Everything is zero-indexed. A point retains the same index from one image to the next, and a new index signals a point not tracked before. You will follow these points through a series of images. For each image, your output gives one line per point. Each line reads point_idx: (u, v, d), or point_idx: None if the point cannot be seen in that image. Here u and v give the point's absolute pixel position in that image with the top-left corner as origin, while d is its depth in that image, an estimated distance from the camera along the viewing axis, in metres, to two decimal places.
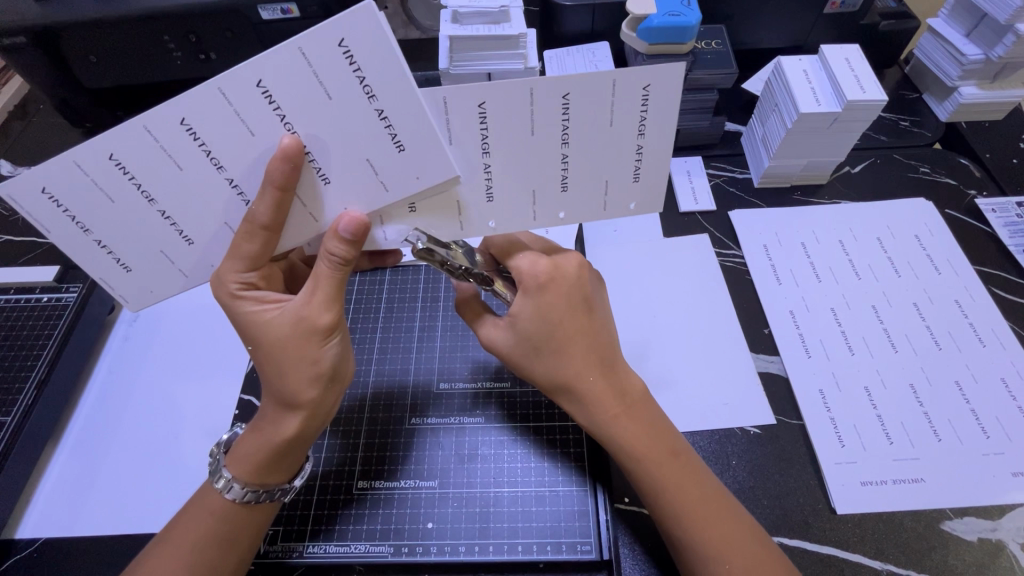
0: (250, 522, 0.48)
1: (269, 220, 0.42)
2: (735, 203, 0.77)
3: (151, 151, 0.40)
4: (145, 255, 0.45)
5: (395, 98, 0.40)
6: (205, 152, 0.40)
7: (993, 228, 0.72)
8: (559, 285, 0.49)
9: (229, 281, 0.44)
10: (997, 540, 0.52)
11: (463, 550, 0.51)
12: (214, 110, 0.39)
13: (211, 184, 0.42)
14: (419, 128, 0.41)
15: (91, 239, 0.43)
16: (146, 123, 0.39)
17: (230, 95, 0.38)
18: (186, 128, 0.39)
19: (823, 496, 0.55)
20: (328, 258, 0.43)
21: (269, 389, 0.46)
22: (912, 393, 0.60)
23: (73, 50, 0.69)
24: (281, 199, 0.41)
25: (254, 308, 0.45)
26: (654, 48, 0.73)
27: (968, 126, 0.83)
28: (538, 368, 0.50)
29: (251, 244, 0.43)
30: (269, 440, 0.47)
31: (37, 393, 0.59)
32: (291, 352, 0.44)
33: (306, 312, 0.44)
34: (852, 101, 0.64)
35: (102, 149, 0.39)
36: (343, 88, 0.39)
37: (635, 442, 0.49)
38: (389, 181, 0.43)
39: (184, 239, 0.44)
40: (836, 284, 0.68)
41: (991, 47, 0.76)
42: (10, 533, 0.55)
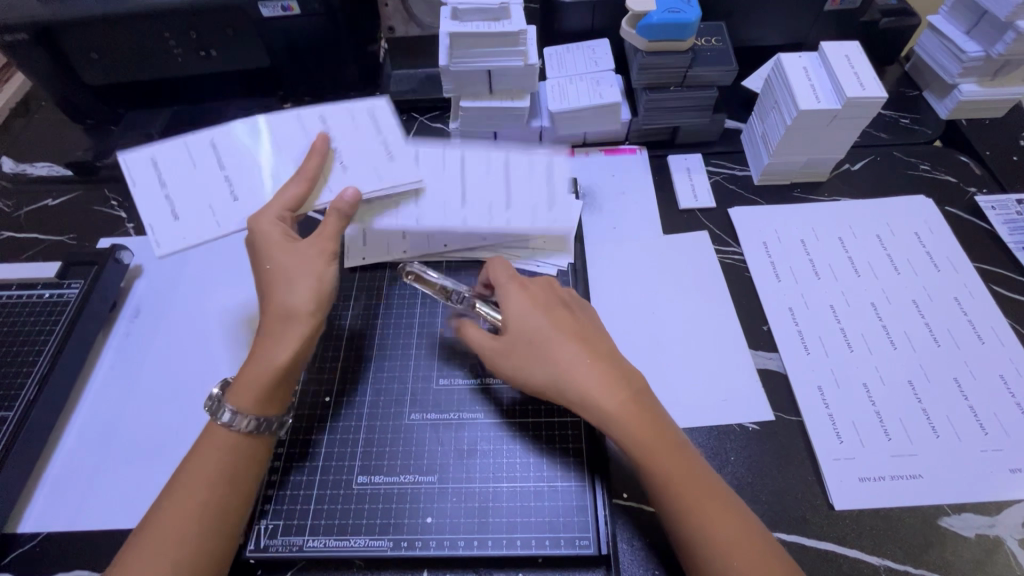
0: (249, 456, 0.49)
1: (298, 198, 0.54)
2: (735, 200, 0.77)
3: (228, 138, 0.58)
4: (193, 209, 0.55)
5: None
6: (266, 143, 0.57)
7: (993, 226, 0.72)
8: (540, 284, 0.57)
9: (273, 212, 0.53)
10: (994, 536, 0.52)
11: (462, 544, 0.51)
12: (290, 115, 0.59)
13: (265, 158, 0.56)
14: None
15: (162, 195, 0.56)
16: (251, 123, 0.59)
17: (304, 117, 0.59)
18: (260, 126, 0.57)
19: (821, 492, 0.55)
20: (336, 208, 0.54)
21: (270, 305, 0.52)
22: (911, 390, 0.60)
23: (74, 46, 0.69)
24: (308, 180, 0.55)
25: (276, 233, 0.53)
26: (655, 45, 0.72)
27: (968, 123, 0.83)
28: (530, 359, 0.53)
29: (292, 189, 0.54)
30: (269, 366, 0.50)
31: (39, 388, 0.60)
32: (303, 266, 0.53)
33: (321, 241, 0.54)
34: (852, 98, 0.64)
35: (205, 136, 0.57)
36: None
37: (634, 424, 0.49)
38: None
39: (232, 197, 0.56)
40: (836, 281, 0.68)
41: (992, 44, 0.75)
42: (12, 527, 0.56)
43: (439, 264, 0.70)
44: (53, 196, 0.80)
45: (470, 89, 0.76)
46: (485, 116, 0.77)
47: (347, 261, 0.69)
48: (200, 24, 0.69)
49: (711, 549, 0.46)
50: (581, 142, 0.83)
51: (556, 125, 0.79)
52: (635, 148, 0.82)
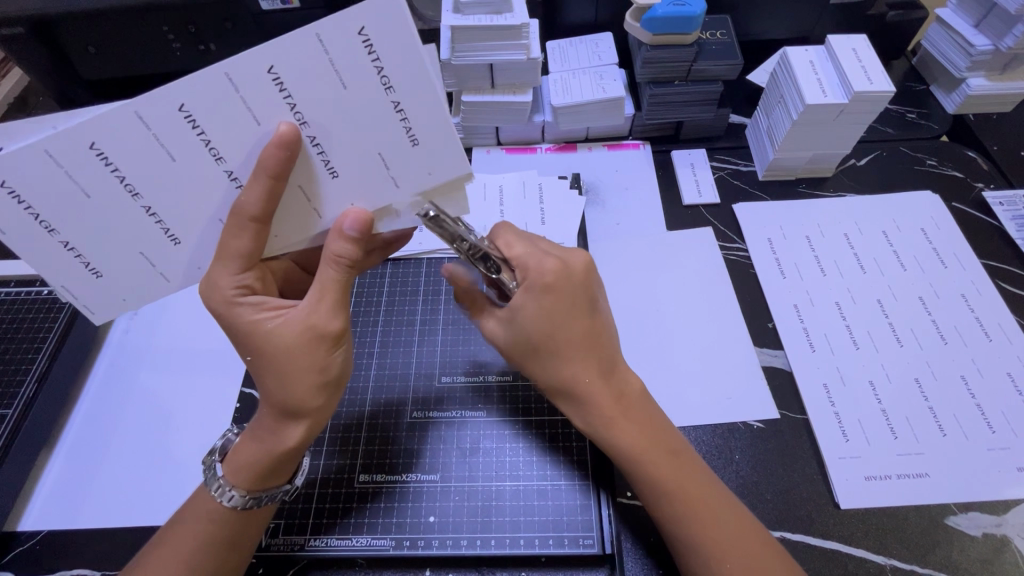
0: (251, 523, 0.48)
1: (258, 212, 0.40)
2: (740, 196, 0.76)
3: (141, 139, 0.37)
4: (119, 257, 0.42)
5: (414, 89, 0.38)
6: (205, 143, 0.38)
7: (1000, 222, 0.72)
8: (572, 282, 0.49)
9: (225, 286, 0.43)
10: (1002, 535, 0.52)
11: (465, 543, 0.51)
12: (222, 95, 0.37)
13: (205, 174, 0.40)
14: (436, 122, 0.40)
15: (55, 240, 0.40)
16: (138, 108, 0.36)
17: (240, 83, 0.37)
18: (185, 114, 0.37)
19: (826, 491, 0.55)
20: (334, 260, 0.43)
21: (266, 398, 0.45)
22: (917, 387, 0.59)
23: (71, 40, 0.68)
24: (273, 190, 0.40)
25: (253, 316, 0.44)
26: (658, 39, 0.71)
27: (975, 118, 0.82)
28: (538, 368, 0.50)
29: (243, 243, 0.42)
30: (278, 447, 0.46)
31: (38, 386, 0.59)
32: (296, 360, 0.43)
33: (312, 319, 0.43)
34: (859, 92, 0.63)
35: (83, 137, 0.36)
36: (363, 76, 0.37)
37: (638, 443, 0.49)
38: (400, 177, 0.42)
39: (169, 239, 0.42)
40: (841, 278, 0.67)
41: (1000, 38, 0.74)
42: (12, 526, 0.55)
43: (441, 261, 0.69)
44: None
45: (472, 83, 0.75)
46: (487, 111, 0.76)
47: None
48: (199, 17, 0.68)
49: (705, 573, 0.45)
50: (583, 137, 0.82)
51: (558, 120, 0.78)
52: (639, 143, 0.81)
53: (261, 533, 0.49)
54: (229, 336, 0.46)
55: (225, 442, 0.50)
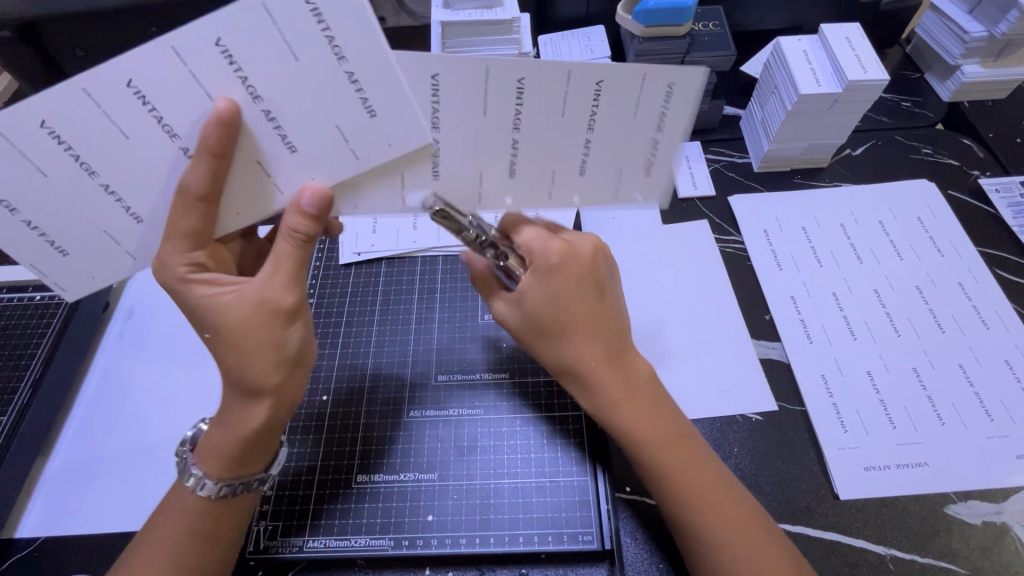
0: (226, 517, 0.47)
1: (202, 189, 0.40)
2: (735, 188, 0.75)
3: (88, 116, 0.37)
4: (78, 236, 0.42)
5: (367, 59, 0.37)
6: (156, 118, 0.38)
7: (996, 209, 0.71)
8: (572, 268, 0.49)
9: (174, 263, 0.43)
10: (1001, 523, 0.52)
11: (464, 542, 0.50)
12: (165, 66, 0.36)
13: (159, 149, 0.39)
14: (396, 97, 0.39)
15: (20, 219, 0.40)
16: (83, 85, 0.36)
17: (183, 53, 0.36)
18: (133, 89, 0.36)
19: (826, 482, 0.54)
20: (292, 233, 0.43)
21: (227, 377, 0.45)
22: (915, 376, 0.59)
23: (59, 43, 0.68)
24: (216, 167, 0.39)
25: (206, 292, 0.44)
26: (650, 31, 0.71)
27: (970, 106, 0.81)
28: (544, 351, 0.50)
29: (190, 218, 0.41)
30: (233, 429, 0.46)
31: (32, 392, 0.59)
32: (251, 335, 0.44)
33: (266, 293, 0.44)
34: (853, 81, 0.63)
35: (33, 116, 0.36)
36: (312, 46, 0.36)
37: (636, 423, 0.48)
38: (359, 151, 0.41)
39: (132, 217, 0.42)
40: (838, 268, 0.67)
41: (994, 24, 0.74)
42: (9, 532, 0.55)
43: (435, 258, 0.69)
44: None
45: None
46: None
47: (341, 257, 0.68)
48: (187, 18, 0.67)
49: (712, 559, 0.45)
50: None
51: None
52: None
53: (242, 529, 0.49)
54: (189, 317, 0.46)
55: (195, 433, 0.50)
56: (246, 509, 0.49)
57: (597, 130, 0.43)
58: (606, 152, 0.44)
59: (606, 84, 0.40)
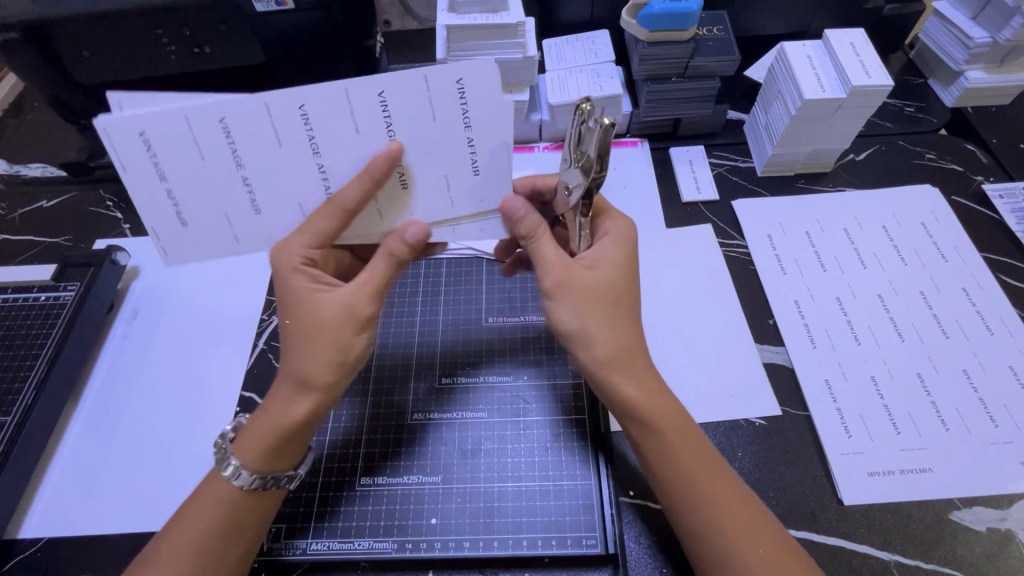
0: (257, 507, 0.47)
1: (353, 206, 0.45)
2: (739, 192, 0.75)
3: (258, 124, 0.41)
4: (206, 215, 0.44)
5: (486, 127, 0.44)
6: (309, 138, 0.43)
7: (1000, 215, 0.71)
8: (619, 234, 0.53)
9: (296, 254, 0.47)
10: (1006, 529, 0.52)
11: (467, 545, 0.50)
12: (333, 104, 0.41)
13: (301, 161, 0.44)
14: (499, 160, 0.46)
15: (162, 188, 0.43)
16: (268, 100, 0.40)
17: (351, 101, 0.41)
18: (302, 112, 0.41)
19: (830, 488, 0.54)
20: (389, 255, 0.47)
21: (290, 367, 0.47)
22: (920, 382, 0.59)
23: (67, 45, 0.68)
24: (370, 189, 0.44)
25: (307, 285, 0.47)
26: (655, 35, 0.71)
27: (973, 111, 0.81)
28: (595, 323, 0.49)
29: (327, 222, 0.46)
30: (280, 423, 0.47)
31: (37, 392, 0.59)
32: (330, 334, 0.46)
33: (353, 300, 0.47)
34: (858, 86, 0.63)
35: (215, 109, 0.40)
36: (449, 114, 0.43)
37: (665, 428, 0.48)
38: (454, 197, 0.48)
39: (252, 209, 0.45)
40: (842, 273, 0.67)
41: (998, 30, 0.74)
42: (12, 533, 0.55)
43: (439, 261, 0.69)
44: (48, 197, 0.78)
45: None
46: None
47: None
48: (194, 20, 0.68)
49: (717, 546, 0.45)
50: None
51: (555, 119, 0.77)
52: (637, 141, 0.80)
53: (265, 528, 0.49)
54: (277, 297, 0.49)
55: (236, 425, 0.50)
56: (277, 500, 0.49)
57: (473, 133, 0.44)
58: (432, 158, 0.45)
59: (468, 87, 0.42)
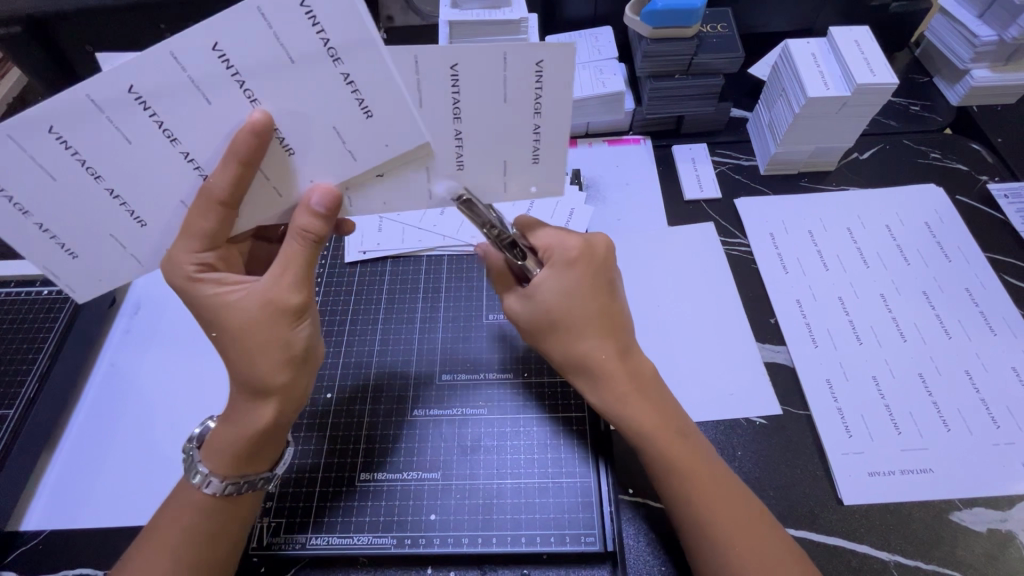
0: (237, 512, 0.48)
1: (225, 195, 0.41)
2: (742, 190, 0.75)
3: (92, 121, 0.37)
4: (91, 241, 0.42)
5: (363, 64, 0.38)
6: (158, 124, 0.38)
7: (1005, 215, 0.71)
8: (588, 260, 0.51)
9: (185, 263, 0.43)
10: (1007, 530, 0.52)
11: (466, 541, 0.51)
12: (165, 74, 0.36)
13: (158, 154, 0.40)
14: (387, 93, 0.39)
15: (31, 223, 0.40)
16: (89, 91, 0.36)
17: (184, 60, 0.36)
18: (135, 96, 0.37)
19: (830, 488, 0.54)
20: (300, 235, 0.43)
21: (233, 374, 0.46)
22: (922, 382, 0.59)
23: (69, 39, 0.68)
24: (241, 175, 0.40)
25: (216, 291, 0.45)
26: (658, 33, 0.70)
27: (979, 110, 0.81)
28: (553, 345, 0.51)
29: (208, 220, 0.42)
30: (239, 426, 0.46)
31: (39, 385, 0.59)
32: (260, 334, 0.44)
33: (274, 293, 0.44)
34: (862, 84, 0.63)
35: (41, 122, 0.36)
36: (308, 52, 0.37)
37: (646, 419, 0.49)
38: (357, 152, 0.41)
39: (136, 220, 0.43)
40: (844, 272, 0.67)
41: (1005, 27, 0.74)
42: (15, 525, 0.56)
43: (440, 258, 0.69)
44: None
45: None
46: None
47: (347, 255, 0.68)
48: (196, 15, 0.68)
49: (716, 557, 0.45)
50: (583, 132, 0.81)
51: None
52: (639, 138, 0.80)
53: (249, 527, 0.49)
54: (195, 312, 0.46)
55: (204, 430, 0.50)
56: (257, 501, 0.50)
57: (464, 119, 0.43)
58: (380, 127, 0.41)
59: (461, 68, 0.40)
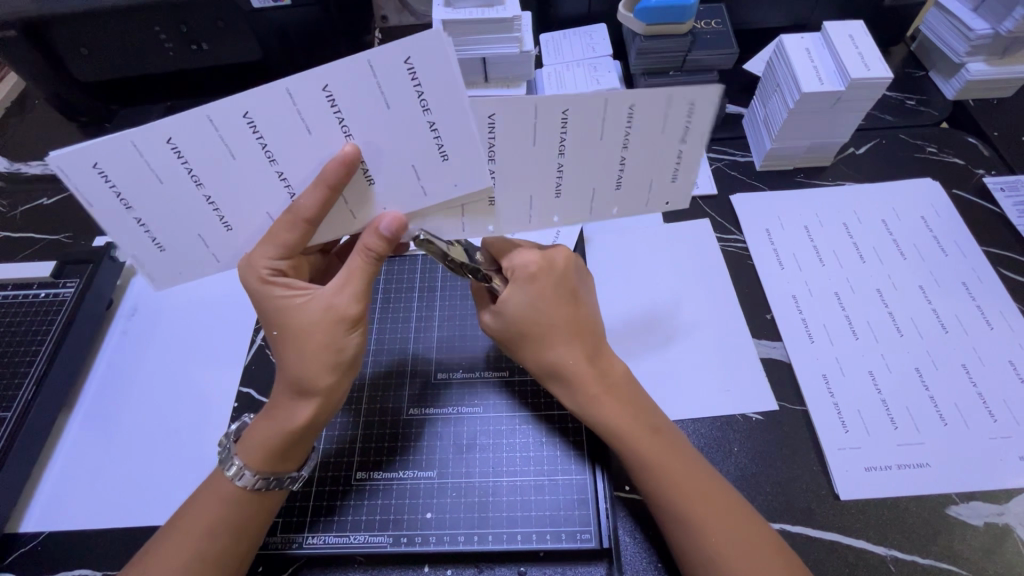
0: (254, 518, 0.47)
1: (312, 215, 0.42)
2: (738, 186, 0.75)
3: (208, 139, 0.38)
4: (179, 238, 0.42)
5: (449, 111, 0.39)
6: (262, 148, 0.39)
7: (1002, 209, 0.71)
8: (548, 276, 0.52)
9: (261, 266, 0.44)
10: (1003, 524, 0.51)
11: (462, 539, 0.51)
12: (279, 108, 0.38)
13: (259, 172, 0.40)
14: (468, 143, 0.41)
15: (130, 217, 0.40)
16: (210, 112, 0.37)
17: (298, 96, 0.37)
18: (248, 120, 0.38)
19: (826, 483, 0.54)
20: (366, 251, 0.45)
21: (284, 373, 0.47)
22: (918, 376, 0.59)
23: (63, 42, 0.68)
24: (329, 200, 0.41)
25: (285, 294, 0.46)
26: (653, 29, 0.70)
27: (975, 104, 0.81)
28: (524, 353, 0.51)
29: (292, 234, 0.43)
30: (285, 429, 0.47)
31: (36, 389, 0.59)
32: (319, 340, 0.46)
33: (337, 301, 0.46)
34: (856, 79, 0.63)
35: (162, 131, 0.37)
36: (402, 99, 0.38)
37: (630, 428, 0.49)
38: (428, 188, 0.43)
39: (223, 225, 0.43)
40: (840, 267, 0.67)
41: (1000, 21, 0.73)
42: (14, 527, 0.56)
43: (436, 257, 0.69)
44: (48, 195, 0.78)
45: (465, 78, 0.75)
46: None
47: None
48: (191, 16, 0.68)
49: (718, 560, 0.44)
50: None
51: None
52: None
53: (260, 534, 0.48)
54: (259, 313, 0.47)
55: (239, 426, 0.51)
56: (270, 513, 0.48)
57: (630, 149, 0.43)
58: (575, 165, 0.44)
59: (637, 107, 0.40)
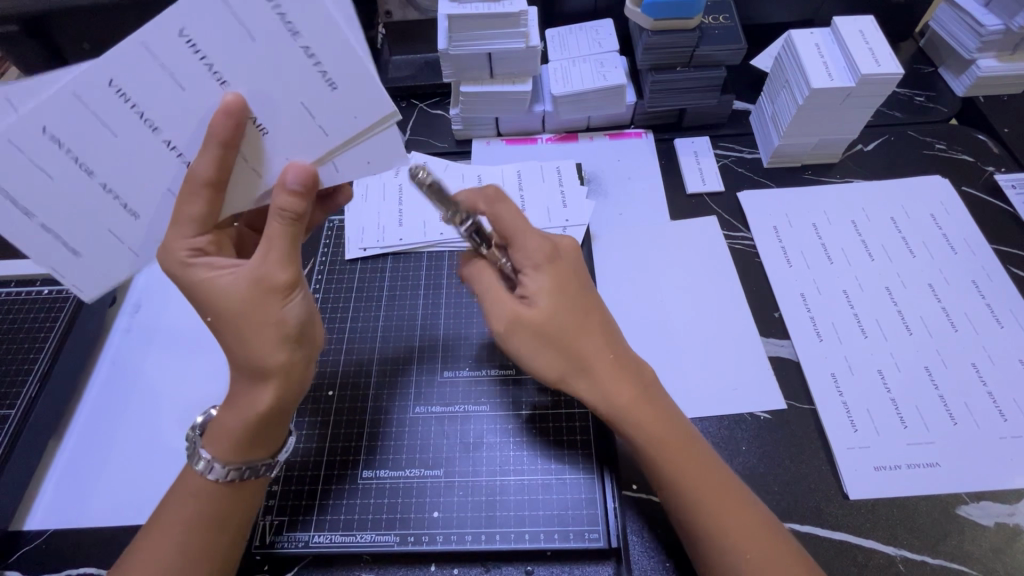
0: (235, 509, 0.47)
1: (213, 175, 0.41)
2: (745, 183, 0.75)
3: (79, 118, 0.39)
4: (88, 236, 0.43)
5: (320, 33, 0.39)
6: (140, 116, 0.40)
7: (1012, 206, 0.70)
8: (562, 265, 0.52)
9: (179, 248, 0.43)
10: (1014, 524, 0.51)
11: (469, 538, 0.50)
12: (144, 65, 0.38)
13: (147, 145, 0.41)
14: (348, 66, 0.41)
15: (34, 224, 0.42)
16: (73, 88, 0.38)
17: (155, 50, 0.38)
18: (115, 88, 0.39)
19: (835, 482, 0.54)
20: (279, 213, 0.43)
21: (230, 352, 0.45)
22: (928, 375, 0.58)
23: (67, 36, 0.67)
24: (223, 156, 0.41)
25: (207, 274, 0.44)
26: (661, 24, 0.69)
27: (985, 100, 0.79)
28: (547, 354, 0.50)
29: (194, 205, 0.42)
30: (243, 412, 0.45)
31: (40, 386, 0.59)
32: (251, 316, 0.44)
33: (263, 270, 0.44)
34: (866, 75, 0.62)
35: (33, 122, 0.38)
36: (269, 29, 0.39)
37: (656, 428, 0.48)
38: (327, 126, 0.43)
39: (128, 213, 0.43)
40: (849, 265, 0.66)
41: (1012, 16, 0.73)
42: (19, 524, 0.55)
43: (441, 254, 0.68)
44: None
45: (471, 74, 0.74)
46: (487, 100, 0.75)
47: (347, 252, 0.68)
48: None
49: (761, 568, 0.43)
50: (584, 126, 0.80)
51: (559, 109, 0.76)
52: (641, 132, 0.80)
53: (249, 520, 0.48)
54: (190, 301, 0.46)
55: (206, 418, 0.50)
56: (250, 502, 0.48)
57: None
58: None
59: None
